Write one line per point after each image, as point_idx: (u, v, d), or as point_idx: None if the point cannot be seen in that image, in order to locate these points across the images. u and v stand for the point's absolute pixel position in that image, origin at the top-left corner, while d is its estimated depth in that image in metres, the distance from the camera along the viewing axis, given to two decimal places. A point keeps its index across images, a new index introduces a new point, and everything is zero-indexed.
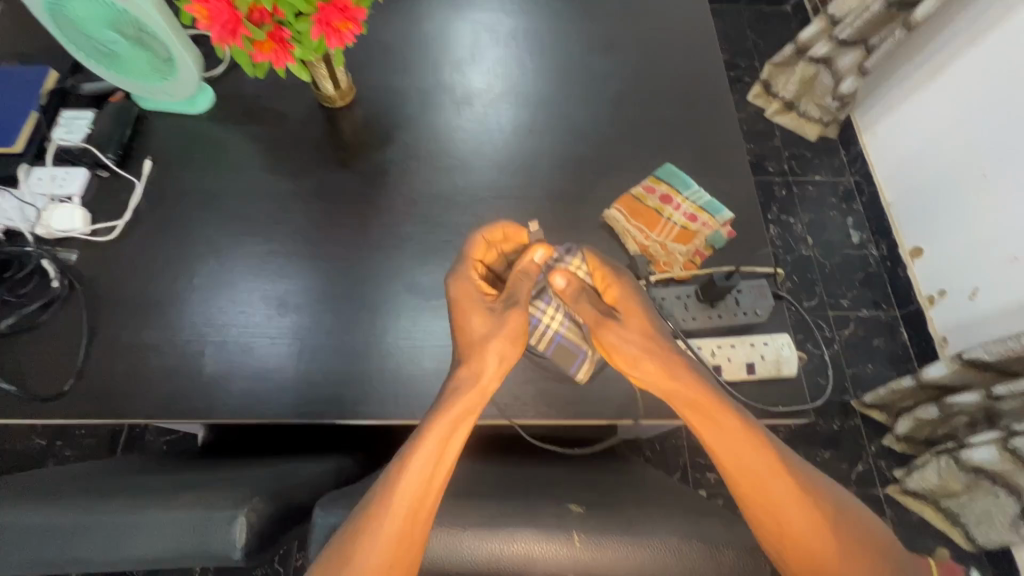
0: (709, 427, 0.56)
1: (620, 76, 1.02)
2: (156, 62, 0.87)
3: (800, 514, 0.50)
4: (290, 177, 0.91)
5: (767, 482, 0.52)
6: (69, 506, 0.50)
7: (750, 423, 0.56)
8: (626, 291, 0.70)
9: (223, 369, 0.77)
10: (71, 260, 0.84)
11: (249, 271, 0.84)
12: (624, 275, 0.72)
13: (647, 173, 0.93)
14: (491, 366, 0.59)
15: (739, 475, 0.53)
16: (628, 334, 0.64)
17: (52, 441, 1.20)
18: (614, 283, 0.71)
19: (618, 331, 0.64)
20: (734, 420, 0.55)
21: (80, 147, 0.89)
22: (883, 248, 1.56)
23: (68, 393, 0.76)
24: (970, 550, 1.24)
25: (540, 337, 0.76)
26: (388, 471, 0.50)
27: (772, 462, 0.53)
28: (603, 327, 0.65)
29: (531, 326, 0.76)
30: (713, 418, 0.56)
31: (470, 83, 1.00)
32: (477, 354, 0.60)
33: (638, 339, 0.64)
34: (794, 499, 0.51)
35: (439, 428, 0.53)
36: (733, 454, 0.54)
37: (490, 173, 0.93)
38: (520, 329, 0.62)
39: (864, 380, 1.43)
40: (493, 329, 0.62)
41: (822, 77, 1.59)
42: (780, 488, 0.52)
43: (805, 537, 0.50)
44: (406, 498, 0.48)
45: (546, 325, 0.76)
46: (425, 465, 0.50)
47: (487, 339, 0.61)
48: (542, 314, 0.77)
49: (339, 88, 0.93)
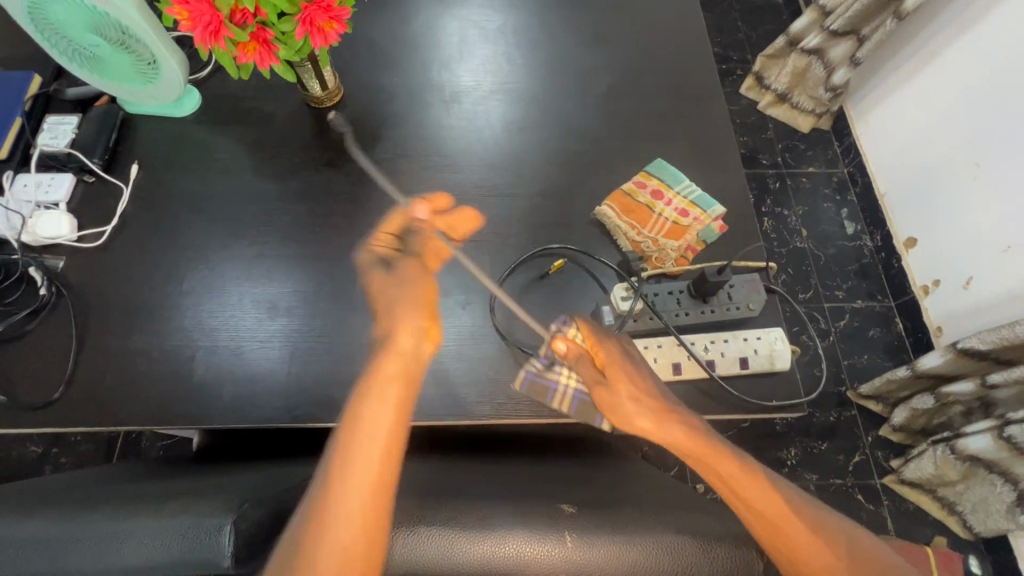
0: (717, 477, 0.58)
1: (610, 71, 1.01)
2: (139, 65, 0.86)
3: (807, 540, 0.53)
4: (278, 179, 0.91)
5: (778, 521, 0.54)
6: (55, 518, 0.49)
7: (747, 464, 0.59)
8: (613, 354, 0.72)
9: (214, 374, 0.77)
10: (58, 267, 0.83)
11: (238, 274, 0.83)
12: (610, 338, 0.74)
13: (639, 168, 0.93)
14: (404, 335, 0.63)
15: (751, 515, 0.55)
16: (621, 396, 0.67)
17: (47, 449, 1.19)
18: (603, 349, 0.73)
19: (609, 395, 0.68)
20: (734, 465, 0.58)
21: (65, 153, 0.88)
22: (877, 239, 1.56)
23: (57, 401, 0.75)
24: (967, 539, 1.25)
25: (560, 399, 0.76)
26: (330, 460, 0.51)
27: (778, 500, 0.55)
28: (597, 391, 0.69)
29: (550, 390, 0.76)
30: (716, 463, 0.58)
31: (459, 80, 0.99)
32: (400, 322, 0.65)
33: (631, 401, 0.66)
34: (799, 533, 0.53)
35: (373, 401, 0.55)
36: (737, 496, 0.56)
37: (481, 171, 0.92)
38: (408, 279, 0.72)
39: (860, 371, 1.43)
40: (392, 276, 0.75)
41: (814, 68, 1.59)
42: (790, 527, 0.54)
43: (816, 566, 0.52)
44: (358, 484, 0.49)
45: (564, 386, 0.76)
46: (378, 459, 0.51)
47: (394, 305, 0.69)
48: (560, 377, 0.77)
49: (326, 88, 0.93)
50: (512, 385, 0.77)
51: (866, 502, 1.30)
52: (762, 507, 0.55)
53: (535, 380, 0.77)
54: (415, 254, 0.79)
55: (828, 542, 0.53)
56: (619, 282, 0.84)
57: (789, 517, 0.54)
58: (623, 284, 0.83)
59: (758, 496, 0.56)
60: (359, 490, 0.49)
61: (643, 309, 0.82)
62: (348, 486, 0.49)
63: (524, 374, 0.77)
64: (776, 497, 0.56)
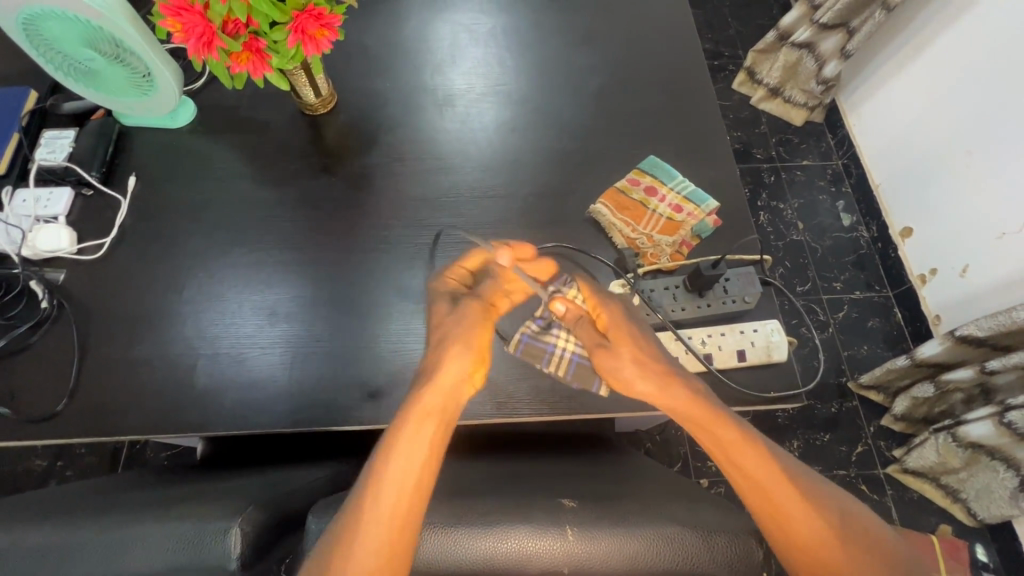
0: (707, 435, 0.61)
1: (601, 70, 1.02)
2: (134, 78, 0.87)
3: (795, 508, 0.55)
4: (274, 186, 0.91)
5: (766, 482, 0.56)
6: (61, 526, 0.50)
7: (745, 428, 0.61)
8: (614, 316, 0.76)
9: (216, 381, 0.77)
10: (59, 280, 0.84)
11: (237, 282, 0.84)
12: (612, 301, 0.78)
13: (632, 166, 0.94)
14: (450, 370, 0.66)
15: (741, 476, 0.58)
16: (621, 359, 0.71)
17: (53, 462, 1.20)
18: (606, 310, 0.77)
19: (609, 358, 0.72)
20: (731, 429, 0.60)
21: (62, 166, 0.89)
22: (873, 229, 1.57)
23: (61, 412, 0.76)
24: (971, 526, 1.25)
25: (557, 362, 0.78)
26: (363, 487, 0.53)
27: (771, 466, 0.57)
28: (597, 352, 0.73)
29: (546, 355, 0.78)
30: (712, 426, 0.61)
31: (451, 84, 1.00)
32: (443, 346, 0.69)
33: (632, 365, 0.70)
34: (790, 498, 0.55)
35: (412, 424, 0.58)
36: (727, 456, 0.59)
37: (476, 173, 0.93)
38: (468, 321, 0.72)
39: (860, 361, 1.44)
40: (454, 313, 0.73)
41: (805, 62, 1.60)
42: (781, 491, 0.56)
43: (800, 529, 0.54)
44: (391, 509, 0.50)
45: (561, 349, 0.78)
46: (415, 475, 0.53)
47: (449, 331, 0.71)
48: (556, 340, 0.79)
49: (319, 95, 0.93)
50: (508, 346, 0.79)
51: (870, 492, 1.31)
52: (749, 472, 0.58)
53: (533, 343, 0.79)
54: (484, 298, 0.77)
55: (818, 508, 0.55)
56: (615, 279, 0.85)
57: (782, 482, 0.56)
58: (619, 280, 0.85)
59: (747, 462, 0.58)
60: (388, 500, 0.51)
61: (640, 305, 0.82)
62: (382, 496, 0.51)
63: (521, 337, 0.79)
64: (768, 465, 0.57)
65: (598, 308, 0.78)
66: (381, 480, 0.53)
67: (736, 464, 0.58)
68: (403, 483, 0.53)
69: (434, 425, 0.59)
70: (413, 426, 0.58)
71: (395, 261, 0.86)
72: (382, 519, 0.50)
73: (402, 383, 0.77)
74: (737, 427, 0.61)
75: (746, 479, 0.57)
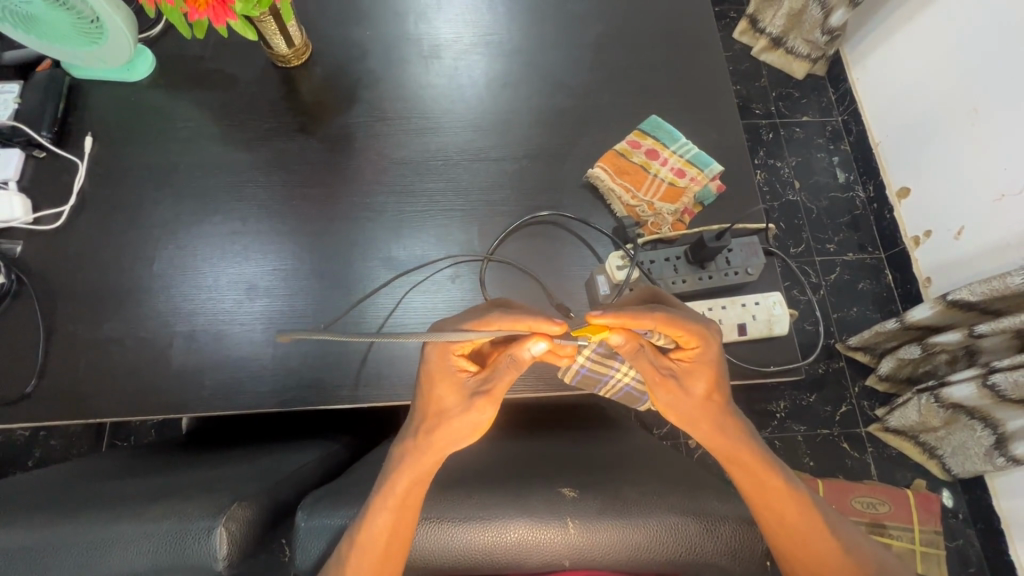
0: (758, 487, 0.55)
1: (601, 19, 0.94)
2: (81, 24, 0.77)
3: (835, 565, 0.54)
4: (246, 147, 0.84)
5: (808, 534, 0.55)
6: (30, 526, 0.47)
7: (793, 480, 0.57)
8: (708, 351, 0.55)
9: (195, 361, 0.73)
10: (15, 252, 0.78)
11: (213, 253, 0.79)
12: (702, 328, 0.54)
13: (632, 126, 0.88)
14: (445, 439, 0.53)
15: (784, 533, 0.55)
16: (686, 399, 0.57)
17: (36, 432, 1.17)
18: (698, 343, 0.55)
19: (674, 395, 0.57)
20: (779, 480, 0.55)
21: (8, 125, 0.81)
22: (870, 189, 1.54)
23: (30, 394, 0.72)
24: (945, 479, 1.30)
25: (609, 389, 0.71)
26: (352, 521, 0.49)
27: (815, 520, 0.55)
28: (660, 389, 0.57)
29: (601, 382, 0.70)
30: (762, 479, 0.55)
31: (437, 33, 0.91)
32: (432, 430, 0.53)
33: (696, 405, 0.57)
34: (830, 551, 0.54)
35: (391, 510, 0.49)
36: (773, 509, 0.55)
37: (465, 133, 0.86)
38: (472, 423, 0.53)
39: (849, 324, 1.44)
40: (461, 412, 0.53)
41: (811, 10, 1.48)
42: (822, 545, 0.54)
43: None
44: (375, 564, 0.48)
45: (617, 380, 0.70)
46: (399, 541, 0.48)
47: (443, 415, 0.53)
48: (614, 372, 0.69)
49: (292, 45, 0.84)
50: (564, 377, 0.69)
51: (851, 449, 1.35)
52: (796, 529, 0.55)
53: (590, 375, 0.69)
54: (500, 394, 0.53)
55: (850, 553, 0.55)
56: (614, 251, 0.79)
57: (822, 534, 0.55)
58: (618, 253, 0.79)
59: (796, 518, 0.55)
60: (369, 558, 0.47)
61: (639, 277, 0.78)
62: (365, 548, 0.48)
63: (579, 369, 0.68)
64: (813, 519, 0.55)
65: (695, 343, 0.55)
66: (359, 541, 0.48)
67: (785, 526, 0.54)
68: (381, 538, 0.48)
69: (417, 504, 0.50)
70: (403, 489, 0.50)
71: (382, 230, 0.81)
72: (368, 565, 0.47)
73: (391, 360, 0.74)
74: (781, 475, 0.56)
75: (795, 542, 0.55)
